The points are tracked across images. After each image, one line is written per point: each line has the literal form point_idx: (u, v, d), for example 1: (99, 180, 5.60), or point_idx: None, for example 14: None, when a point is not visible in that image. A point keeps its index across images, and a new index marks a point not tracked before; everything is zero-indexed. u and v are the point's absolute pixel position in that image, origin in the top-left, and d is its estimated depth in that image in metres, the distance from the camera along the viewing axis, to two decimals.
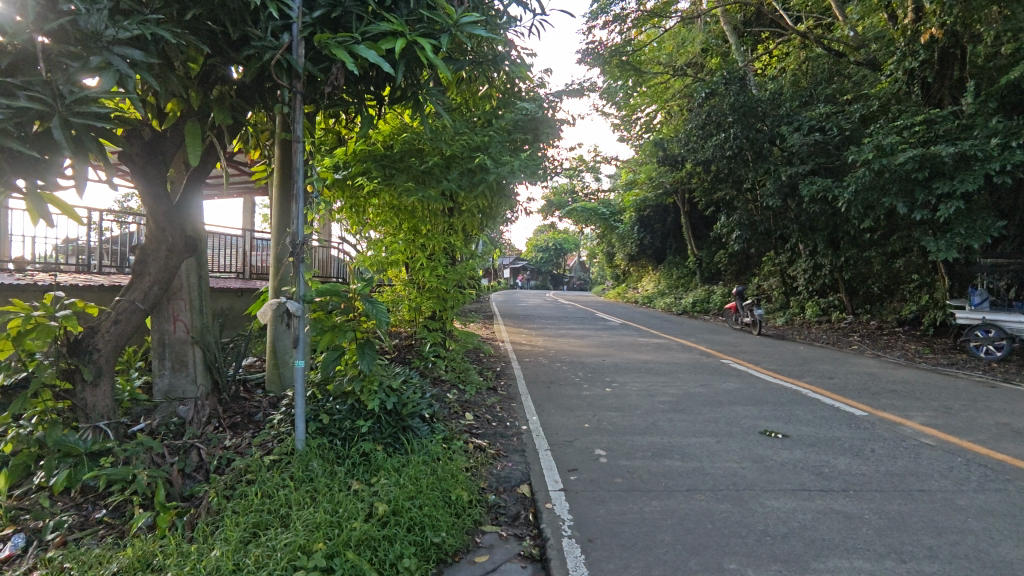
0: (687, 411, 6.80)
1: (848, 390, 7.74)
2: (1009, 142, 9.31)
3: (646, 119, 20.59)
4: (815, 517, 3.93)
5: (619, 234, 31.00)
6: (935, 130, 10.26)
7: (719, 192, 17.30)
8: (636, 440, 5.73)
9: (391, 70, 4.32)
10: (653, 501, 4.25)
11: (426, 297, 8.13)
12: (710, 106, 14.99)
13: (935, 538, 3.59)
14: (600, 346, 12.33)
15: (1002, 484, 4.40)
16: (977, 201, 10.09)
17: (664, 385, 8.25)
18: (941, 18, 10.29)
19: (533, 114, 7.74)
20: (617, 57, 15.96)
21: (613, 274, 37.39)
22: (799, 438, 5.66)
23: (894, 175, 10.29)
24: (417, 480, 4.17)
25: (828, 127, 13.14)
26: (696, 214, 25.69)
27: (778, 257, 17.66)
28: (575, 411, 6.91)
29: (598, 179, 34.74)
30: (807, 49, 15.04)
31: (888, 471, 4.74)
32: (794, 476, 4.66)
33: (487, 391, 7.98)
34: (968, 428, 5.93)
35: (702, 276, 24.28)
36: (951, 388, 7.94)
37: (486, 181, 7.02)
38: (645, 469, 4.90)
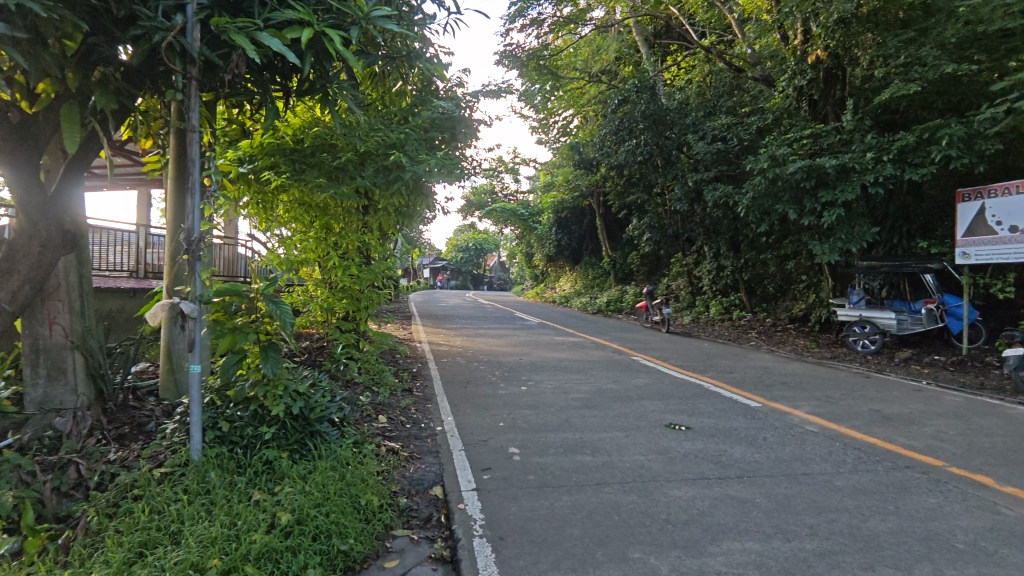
0: (598, 407, 7.02)
1: (745, 384, 8.29)
2: (882, 157, 10.33)
3: (564, 123, 21.12)
4: (712, 503, 4.17)
5: (538, 234, 31.51)
6: (821, 143, 11.26)
7: (631, 195, 17.96)
8: (550, 437, 5.83)
9: (297, 62, 4.16)
10: (563, 496, 4.34)
11: (339, 298, 7.89)
12: (623, 113, 15.57)
13: (816, 517, 3.92)
14: (517, 345, 12.49)
15: (873, 465, 4.88)
16: (856, 209, 11.11)
17: (577, 382, 8.47)
18: (825, 41, 11.34)
19: (450, 112, 7.67)
20: (535, 61, 16.23)
21: (533, 275, 37.94)
22: (700, 430, 5.98)
23: (785, 184, 11.11)
24: (324, 487, 4.03)
25: (729, 137, 14.00)
26: (610, 216, 26.54)
27: (685, 259, 18.63)
28: (490, 410, 6.92)
29: (517, 180, 35.17)
30: (710, 63, 15.93)
31: (777, 457, 5.12)
32: (695, 466, 4.93)
33: (401, 392, 7.88)
34: (847, 415, 6.52)
35: (617, 276, 25.16)
36: (833, 379, 8.69)
37: (401, 180, 6.87)
38: (556, 465, 5.00)
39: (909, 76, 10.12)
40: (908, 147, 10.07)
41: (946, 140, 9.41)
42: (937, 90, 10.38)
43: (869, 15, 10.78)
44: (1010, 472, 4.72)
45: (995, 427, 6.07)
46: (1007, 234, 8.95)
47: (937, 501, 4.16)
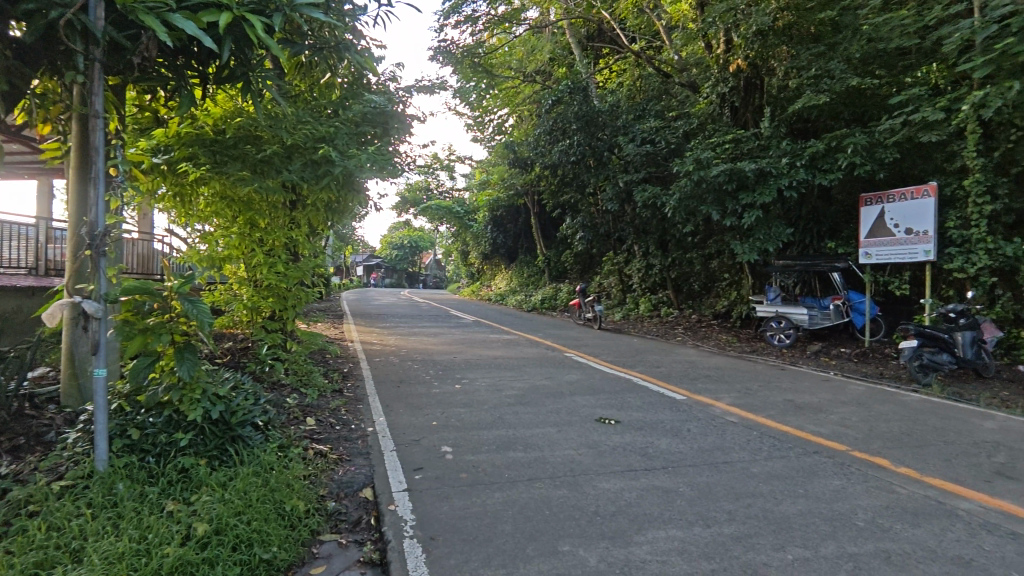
0: (531, 403, 7.10)
1: (672, 377, 8.64)
2: (795, 163, 11.01)
3: (498, 122, 21.24)
4: (639, 494, 4.31)
5: (473, 232, 31.52)
6: (741, 148, 11.82)
7: (565, 195, 18.24)
8: (483, 434, 5.84)
9: (215, 47, 3.94)
10: (495, 493, 4.36)
11: (265, 296, 7.55)
12: (556, 113, 15.82)
13: (734, 502, 4.13)
14: (451, 343, 12.42)
15: (786, 452, 5.20)
16: (773, 211, 11.77)
17: (511, 379, 8.53)
18: (745, 51, 11.89)
19: (382, 107, 7.46)
20: (470, 59, 16.21)
21: (469, 273, 37.85)
22: (629, 423, 6.17)
23: (709, 186, 11.60)
24: (245, 494, 3.86)
25: (657, 140, 14.47)
26: (545, 215, 26.88)
27: (617, 257, 19.12)
28: (423, 409, 6.84)
29: (452, 178, 34.99)
30: (640, 68, 16.40)
31: (700, 447, 5.36)
32: (624, 459, 5.08)
33: (331, 393, 7.63)
34: (763, 405, 6.90)
35: (551, 274, 25.48)
36: (751, 372, 9.19)
37: (331, 174, 6.68)
38: (489, 463, 5.01)
39: (819, 87, 10.84)
40: (818, 154, 10.79)
41: (851, 148, 10.16)
42: (844, 102, 11.17)
43: (784, 29, 11.44)
44: (903, 454, 5.15)
45: (892, 413, 6.60)
46: (903, 236, 9.76)
47: (842, 483, 4.49)
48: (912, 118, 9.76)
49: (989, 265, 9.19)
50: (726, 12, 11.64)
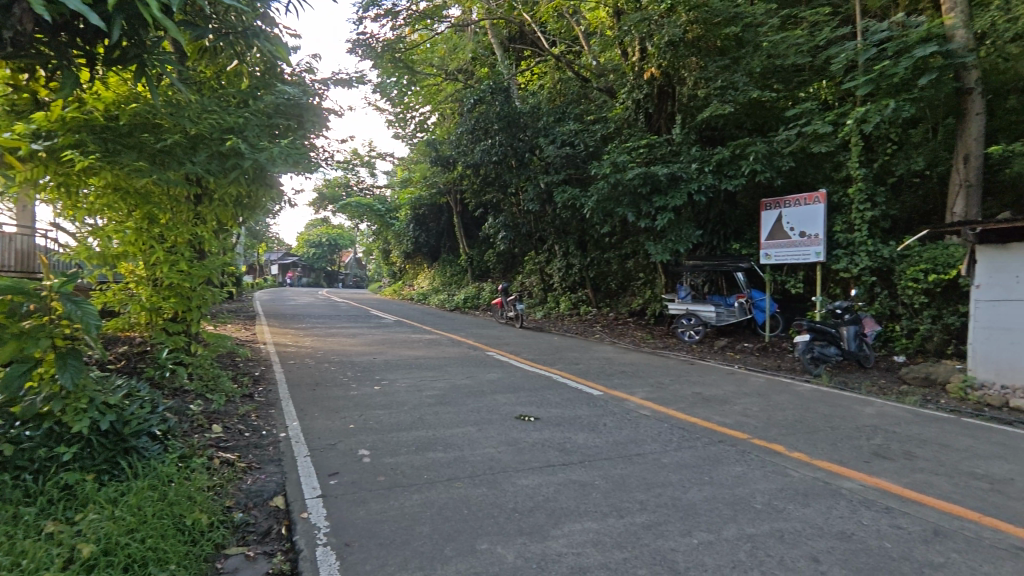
0: (452, 403, 7.07)
1: (590, 374, 8.87)
2: (704, 168, 11.63)
3: (420, 119, 21.15)
4: (556, 489, 4.40)
5: (395, 231, 30.99)
6: (655, 153, 12.34)
7: (487, 194, 18.30)
8: (402, 436, 5.74)
9: (103, 25, 3.54)
10: (413, 495, 4.30)
11: (166, 296, 7.04)
12: (478, 113, 15.87)
13: (646, 492, 4.31)
14: (371, 344, 12.14)
15: (694, 442, 5.48)
16: (684, 214, 12.36)
17: (432, 380, 8.44)
18: (658, 61, 12.37)
19: (296, 99, 7.11)
20: (390, 54, 15.84)
21: (390, 271, 37.18)
22: (548, 420, 6.28)
23: (625, 188, 12.02)
24: (139, 510, 3.60)
25: (576, 143, 14.83)
26: (467, 215, 26.88)
27: (538, 257, 19.40)
28: (340, 412, 6.62)
29: (372, 174, 34.21)
30: (560, 71, 16.72)
31: (615, 441, 5.55)
32: (542, 455, 5.17)
33: (240, 399, 7.20)
34: (674, 399, 7.24)
35: (474, 273, 25.48)
36: (663, 367, 9.62)
37: (240, 167, 6.37)
38: (407, 464, 4.94)
39: (724, 98, 11.55)
40: (724, 160, 11.46)
41: (754, 156, 10.86)
42: (746, 112, 11.94)
43: (694, 40, 11.95)
44: (796, 439, 5.58)
45: (787, 402, 7.14)
46: (798, 238, 10.55)
47: (743, 469, 4.79)
48: (806, 130, 10.60)
49: (870, 266, 10.08)
50: (640, 21, 12.14)
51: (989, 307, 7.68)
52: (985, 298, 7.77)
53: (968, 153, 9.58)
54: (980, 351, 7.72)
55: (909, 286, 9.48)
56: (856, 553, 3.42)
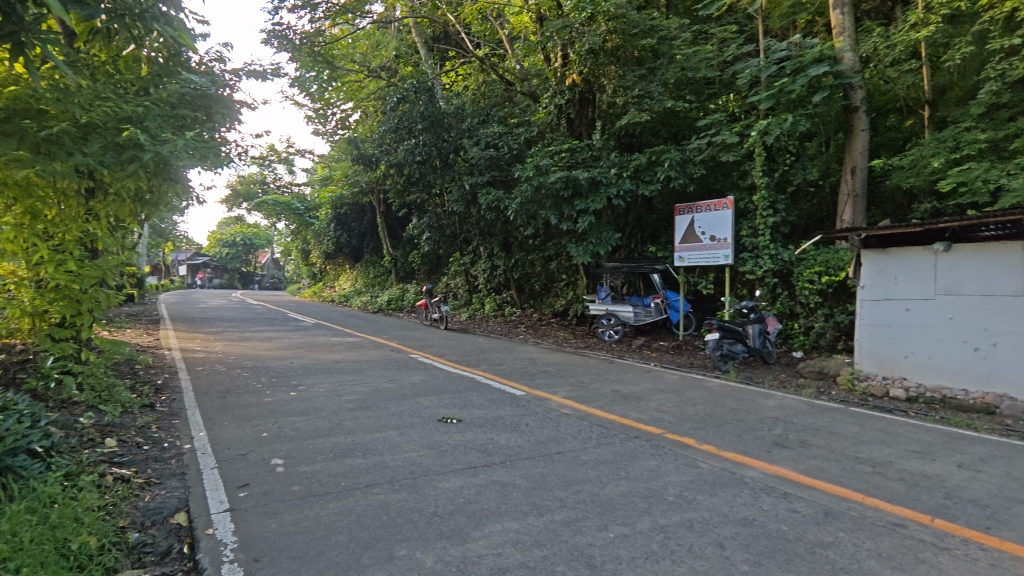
0: (373, 407, 6.90)
1: (513, 374, 8.93)
2: (622, 174, 12.06)
3: (342, 116, 20.61)
4: (477, 491, 4.40)
5: (315, 230, 29.90)
6: (576, 157, 12.69)
7: (411, 194, 18.06)
8: (319, 443, 5.54)
9: None
10: (329, 504, 4.16)
11: (51, 297, 6.43)
12: (402, 111, 15.60)
13: (565, 489, 4.40)
14: (288, 347, 11.66)
15: (612, 439, 5.65)
16: (604, 217, 12.73)
17: (352, 384, 8.19)
18: (580, 67, 12.66)
19: (203, 89, 6.71)
20: (309, 47, 15.27)
21: (311, 272, 35.87)
22: (470, 421, 6.28)
23: (548, 192, 12.22)
24: (15, 537, 3.26)
25: (500, 146, 14.93)
26: (391, 215, 26.40)
27: (463, 258, 19.34)
28: (252, 420, 6.30)
29: (290, 172, 32.86)
30: (484, 73, 16.79)
31: (537, 440, 5.62)
32: (464, 457, 5.15)
33: (140, 409, 6.67)
34: (594, 397, 7.44)
35: (398, 275, 25.04)
36: (584, 366, 9.86)
37: (139, 160, 5.94)
38: (324, 472, 4.77)
39: (641, 106, 12.03)
40: (641, 166, 11.90)
41: (668, 163, 11.40)
42: (661, 121, 12.50)
43: (613, 49, 12.34)
44: (706, 433, 5.89)
45: (699, 397, 7.52)
46: (708, 242, 11.14)
47: (657, 463, 5.00)
48: (715, 139, 11.23)
49: (772, 268, 10.82)
50: (562, 28, 12.40)
51: (873, 306, 8.43)
52: (869, 297, 8.50)
53: (855, 165, 10.50)
54: (865, 345, 8.47)
55: (805, 287, 10.23)
56: (757, 538, 3.65)
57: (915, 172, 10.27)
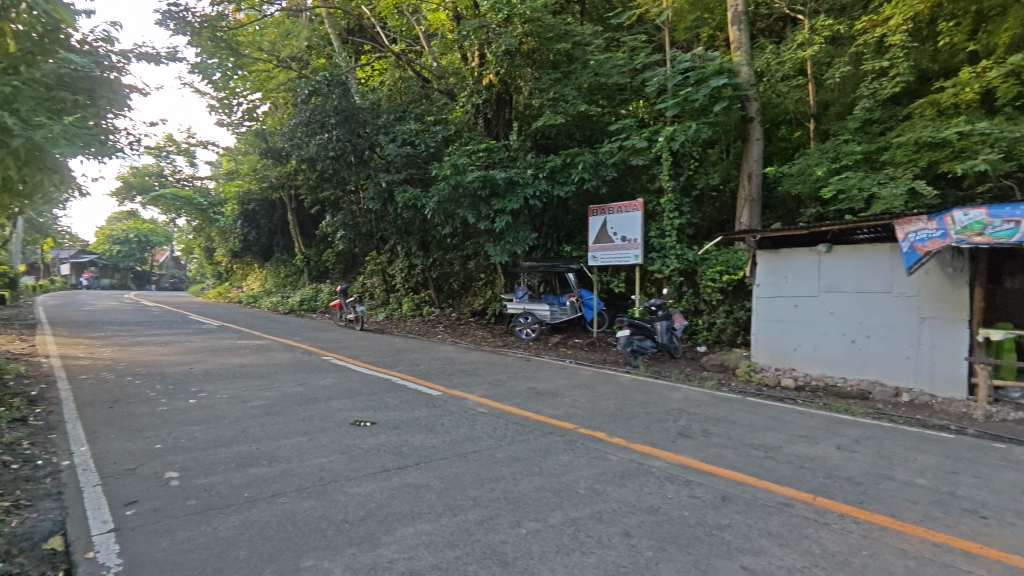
0: (282, 413, 6.60)
1: (430, 374, 8.83)
2: (538, 175, 12.33)
3: (249, 106, 19.59)
4: (390, 494, 4.31)
5: (220, 227, 28.15)
6: (493, 158, 12.76)
7: (324, 191, 17.45)
8: (219, 452, 5.21)
9: None
10: (229, 517, 3.92)
11: None
12: (314, 104, 15.01)
13: (479, 488, 4.40)
14: (188, 352, 10.87)
15: (526, 435, 5.73)
16: (521, 217, 12.86)
17: (259, 389, 7.77)
18: (496, 68, 12.63)
19: (85, 70, 6.44)
20: (211, 31, 14.32)
21: (215, 271, 33.77)
22: (384, 423, 6.14)
23: (465, 191, 12.17)
24: None
25: (417, 143, 14.70)
26: (303, 212, 25.36)
27: (379, 257, 18.88)
28: (144, 431, 5.83)
29: (192, 164, 30.76)
30: (401, 69, 16.55)
31: (452, 440, 5.59)
32: (376, 460, 5.03)
33: (9, 424, 5.98)
34: (510, 394, 7.52)
35: (311, 274, 24.08)
36: (501, 365, 9.92)
37: (8, 146, 5.79)
38: (224, 483, 4.50)
39: (556, 109, 12.31)
40: (556, 168, 12.18)
41: (582, 165, 11.73)
42: (576, 124, 12.82)
43: (529, 52, 12.51)
44: (616, 426, 6.10)
45: (610, 392, 7.79)
46: (620, 242, 11.55)
47: (569, 457, 5.11)
48: (625, 144, 11.70)
49: (678, 267, 11.42)
50: (478, 28, 12.36)
51: (767, 302, 9.12)
52: (764, 295, 9.18)
53: (750, 172, 11.29)
54: (761, 340, 9.14)
55: (708, 286, 10.84)
56: (660, 524, 3.82)
57: (802, 179, 11.19)
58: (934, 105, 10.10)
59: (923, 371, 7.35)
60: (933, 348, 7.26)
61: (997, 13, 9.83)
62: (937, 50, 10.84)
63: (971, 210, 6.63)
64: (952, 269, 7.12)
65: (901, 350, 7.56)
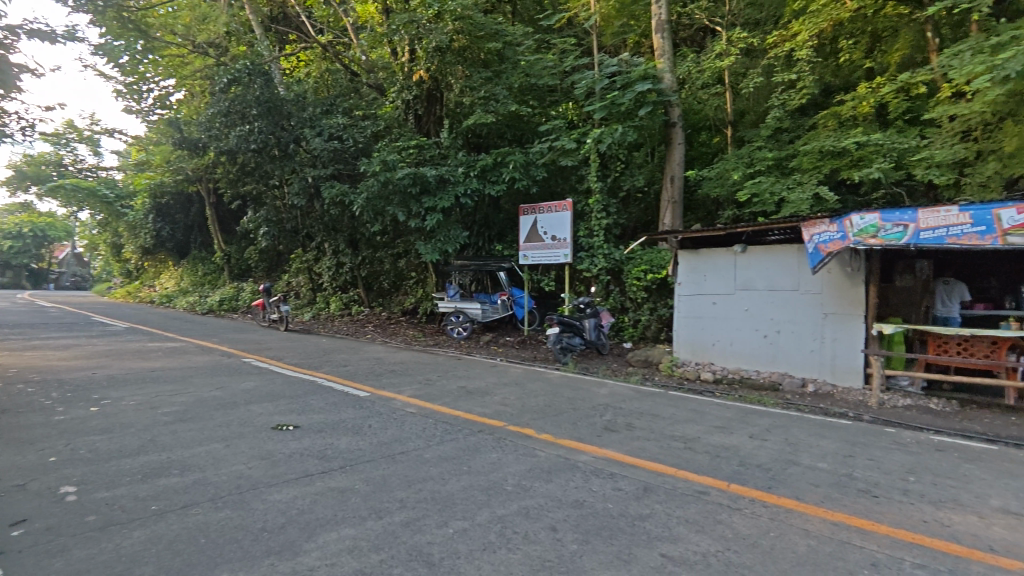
0: (196, 419, 6.24)
1: (358, 375, 8.63)
2: (469, 173, 12.29)
3: (162, 93, 18.39)
4: (312, 500, 4.17)
5: (129, 222, 26.27)
6: (424, 155, 12.59)
7: (246, 185, 16.70)
8: (124, 464, 4.86)
9: None
10: (134, 532, 3.67)
11: None
12: (233, 94, 14.26)
13: (406, 490, 4.34)
14: (91, 356, 10.07)
15: (456, 434, 5.71)
16: (453, 215, 12.76)
17: (171, 395, 7.32)
18: (426, 64, 12.57)
19: None
20: (116, 11, 13.26)
21: (124, 270, 31.45)
22: (308, 427, 5.94)
23: (395, 188, 11.95)
24: None
25: (345, 138, 14.24)
26: (223, 207, 24.11)
27: (306, 255, 18.24)
28: (37, 444, 5.35)
29: (96, 154, 28.54)
30: (328, 62, 16.10)
31: (379, 441, 5.48)
32: (299, 465, 4.86)
33: None
34: (440, 394, 7.46)
35: (232, 272, 22.95)
36: (432, 364, 9.84)
37: None
38: (130, 497, 4.20)
39: (487, 108, 12.36)
40: (487, 166, 12.22)
41: (512, 165, 11.84)
42: (506, 124, 12.89)
43: (460, 50, 12.46)
44: (545, 422, 6.19)
45: (540, 389, 7.89)
46: (550, 242, 11.73)
47: (498, 455, 5.14)
48: (555, 145, 11.96)
49: (606, 267, 11.72)
50: (408, 23, 12.16)
51: (688, 300, 9.54)
52: (686, 292, 9.59)
53: (673, 175, 11.75)
54: (683, 335, 9.54)
55: (634, 284, 11.20)
56: (585, 518, 3.92)
57: (720, 183, 11.77)
58: (836, 116, 10.86)
59: (826, 363, 7.92)
60: (835, 342, 7.84)
61: (889, 35, 10.97)
62: (838, 66, 11.73)
63: (867, 214, 7.20)
64: (851, 268, 7.71)
65: (808, 344, 8.11)
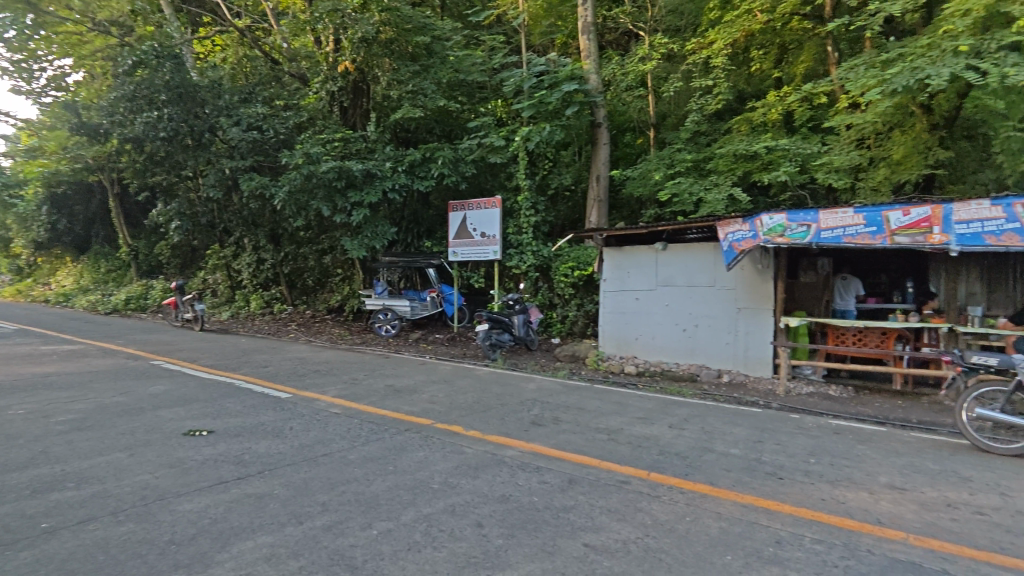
0: (96, 427, 5.78)
1: (279, 376, 8.28)
2: (397, 168, 12.06)
3: (56, 73, 16.85)
4: (227, 507, 3.97)
5: (18, 213, 23.91)
6: (349, 148, 12.26)
7: (154, 175, 15.59)
8: (9, 479, 4.43)
9: None
10: (20, 553, 3.35)
11: None
12: (138, 78, 13.19)
13: (328, 493, 4.22)
14: None
15: (382, 434, 5.59)
16: (380, 210, 12.48)
17: (68, 401, 6.74)
18: (352, 55, 12.19)
19: None
20: None
21: (12, 266, 28.59)
22: (223, 431, 5.64)
23: (319, 182, 11.55)
24: None
25: (264, 128, 13.57)
26: (129, 199, 22.42)
27: (223, 251, 17.29)
28: None
29: None
30: (245, 47, 15.12)
31: (300, 444, 5.28)
32: (212, 472, 4.61)
33: None
34: (366, 393, 7.30)
35: (140, 269, 21.43)
36: (358, 363, 9.60)
37: None
38: (15, 515, 3.83)
39: (415, 102, 12.22)
40: (415, 161, 12.07)
41: (441, 161, 11.78)
42: (435, 119, 12.80)
43: (386, 42, 12.23)
44: (473, 419, 6.19)
45: (468, 386, 7.88)
46: (479, 238, 11.72)
47: (424, 453, 5.09)
48: (483, 142, 11.89)
49: (534, 263, 11.89)
50: (332, 11, 11.78)
51: (613, 296, 9.81)
52: (611, 288, 9.86)
53: (599, 174, 12.02)
54: (608, 330, 9.81)
55: (562, 281, 11.41)
56: (511, 512, 3.95)
57: (643, 183, 12.20)
58: (748, 122, 11.56)
59: (739, 355, 8.39)
60: (748, 334, 8.31)
61: (795, 47, 11.75)
62: (750, 75, 12.49)
63: (775, 215, 7.69)
64: (762, 266, 8.20)
65: (723, 337, 8.55)
